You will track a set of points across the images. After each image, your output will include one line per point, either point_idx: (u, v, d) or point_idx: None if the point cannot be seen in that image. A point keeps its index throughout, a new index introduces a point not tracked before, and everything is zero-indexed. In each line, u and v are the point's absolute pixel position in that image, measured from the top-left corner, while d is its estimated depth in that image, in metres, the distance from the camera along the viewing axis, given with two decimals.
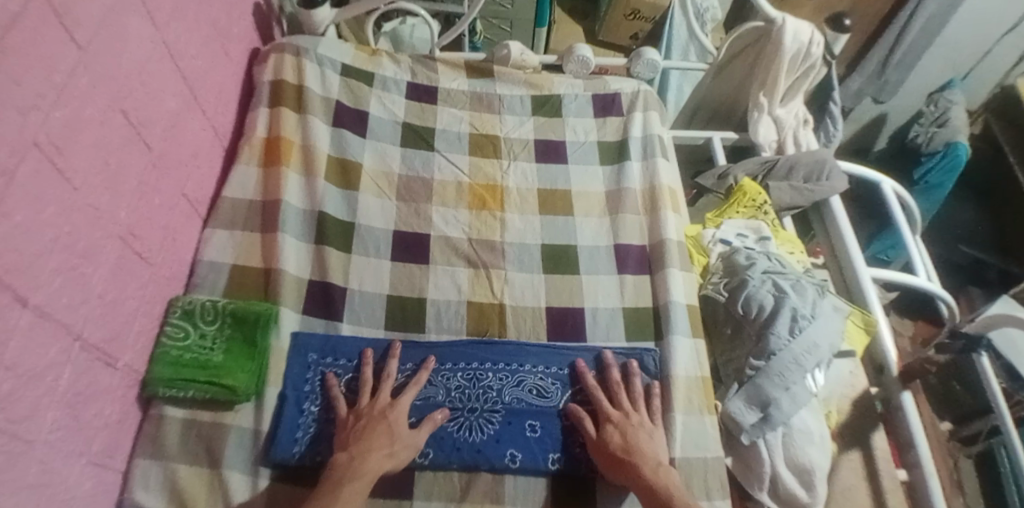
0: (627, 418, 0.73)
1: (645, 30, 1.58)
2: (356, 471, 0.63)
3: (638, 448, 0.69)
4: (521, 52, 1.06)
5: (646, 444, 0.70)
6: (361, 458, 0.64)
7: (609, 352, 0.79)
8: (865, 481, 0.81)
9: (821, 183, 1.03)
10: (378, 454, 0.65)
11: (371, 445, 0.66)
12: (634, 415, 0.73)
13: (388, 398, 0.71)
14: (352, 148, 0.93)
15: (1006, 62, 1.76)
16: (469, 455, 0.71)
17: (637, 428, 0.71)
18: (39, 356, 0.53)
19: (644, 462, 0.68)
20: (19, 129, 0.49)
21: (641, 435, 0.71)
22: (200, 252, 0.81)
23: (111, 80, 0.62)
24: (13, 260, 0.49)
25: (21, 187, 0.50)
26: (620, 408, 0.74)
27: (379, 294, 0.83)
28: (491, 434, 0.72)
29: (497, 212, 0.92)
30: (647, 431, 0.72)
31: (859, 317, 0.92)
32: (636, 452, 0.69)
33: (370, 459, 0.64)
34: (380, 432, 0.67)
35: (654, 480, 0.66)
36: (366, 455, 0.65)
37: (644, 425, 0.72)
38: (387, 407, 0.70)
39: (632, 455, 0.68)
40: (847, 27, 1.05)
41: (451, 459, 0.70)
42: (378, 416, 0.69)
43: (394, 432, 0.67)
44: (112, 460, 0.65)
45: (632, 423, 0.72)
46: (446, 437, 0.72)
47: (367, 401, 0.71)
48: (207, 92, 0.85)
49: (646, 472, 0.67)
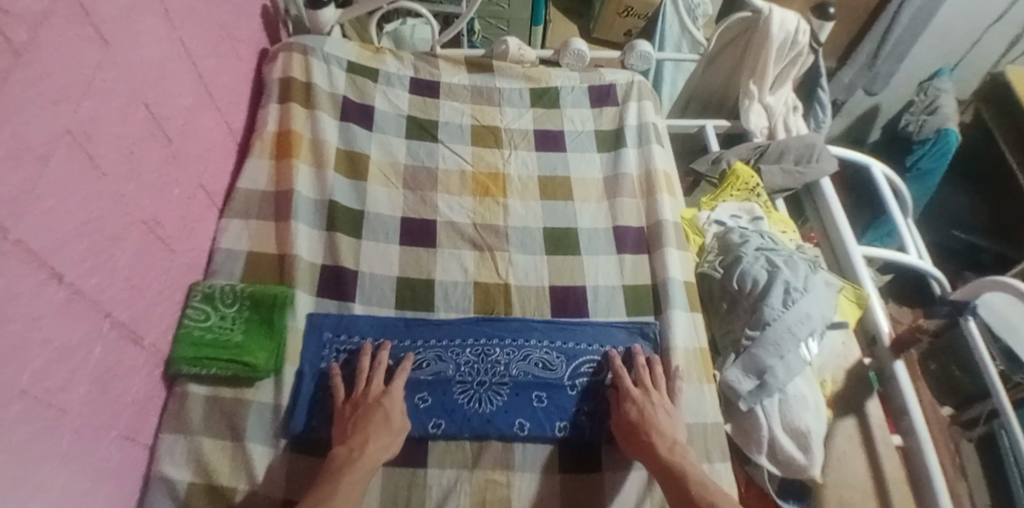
0: (647, 397, 0.75)
1: (638, 27, 1.62)
2: (354, 463, 0.66)
3: (657, 427, 0.72)
4: (519, 47, 1.10)
5: (664, 424, 0.73)
6: (359, 450, 0.67)
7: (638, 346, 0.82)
8: (860, 447, 0.84)
9: (810, 165, 1.07)
10: (376, 446, 0.68)
11: (368, 435, 0.68)
12: (654, 393, 0.76)
13: (382, 387, 0.74)
14: (359, 141, 0.97)
15: (995, 51, 1.81)
16: (479, 425, 0.74)
17: (655, 407, 0.74)
18: (74, 331, 0.56)
19: (660, 441, 0.70)
20: (52, 117, 0.52)
21: (658, 414, 0.73)
22: (217, 241, 0.84)
23: (133, 74, 0.66)
24: (49, 239, 0.52)
25: (55, 171, 0.53)
26: (641, 388, 0.77)
27: (389, 276, 0.86)
28: (500, 405, 0.76)
29: (499, 199, 0.96)
30: (665, 411, 0.75)
31: (851, 292, 0.95)
32: (654, 431, 0.71)
33: (367, 451, 0.67)
34: (375, 422, 0.70)
35: (669, 458, 0.69)
36: (363, 447, 0.67)
37: (664, 404, 0.75)
38: (380, 394, 0.73)
39: (653, 433, 0.71)
40: (832, 15, 1.09)
41: (463, 429, 0.74)
42: (374, 405, 0.72)
43: (389, 422, 0.70)
44: (140, 435, 0.68)
45: (651, 403, 0.74)
46: (457, 409, 0.75)
47: (363, 388, 0.74)
48: (220, 90, 0.89)
49: (661, 449, 0.69)
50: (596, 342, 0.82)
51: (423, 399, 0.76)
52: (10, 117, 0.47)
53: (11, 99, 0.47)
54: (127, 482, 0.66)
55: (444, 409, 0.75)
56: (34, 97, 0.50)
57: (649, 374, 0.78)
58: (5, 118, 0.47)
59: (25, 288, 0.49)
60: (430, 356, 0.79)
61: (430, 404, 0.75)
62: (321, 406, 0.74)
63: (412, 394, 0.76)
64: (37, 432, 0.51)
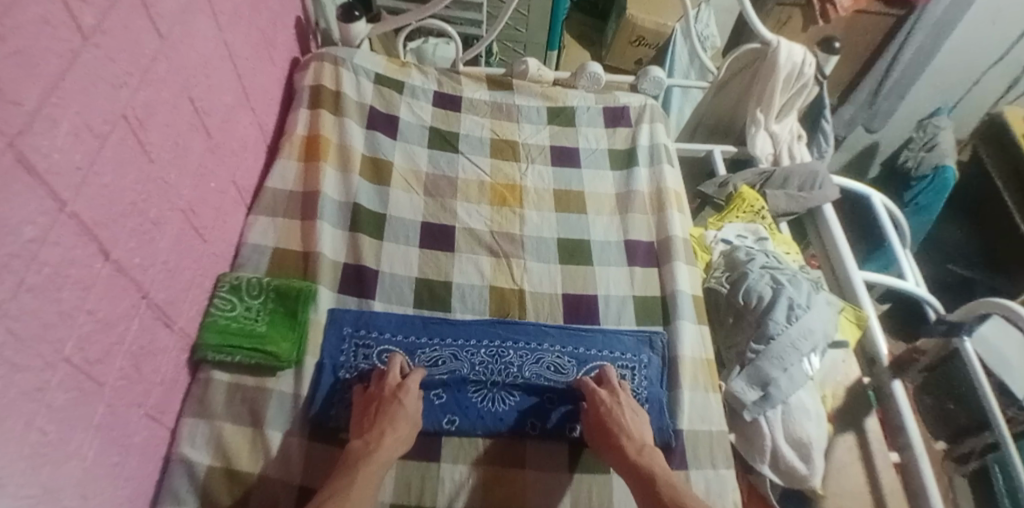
0: (616, 398, 0.77)
1: (648, 55, 1.69)
2: (371, 455, 0.67)
3: (625, 427, 0.74)
4: (538, 67, 1.15)
5: (632, 425, 0.75)
6: (375, 443, 0.69)
7: (610, 367, 0.82)
8: (859, 461, 0.86)
9: (814, 191, 1.12)
10: (392, 439, 0.70)
11: (383, 429, 0.70)
12: (620, 393, 0.78)
13: (398, 381, 0.76)
14: (383, 148, 1.02)
15: (993, 92, 1.91)
16: (492, 423, 0.77)
17: (623, 407, 0.76)
18: (114, 306, 0.59)
19: (629, 443, 0.72)
20: (112, 101, 0.56)
21: (627, 416, 0.75)
22: (244, 236, 0.87)
23: (182, 70, 0.70)
24: (100, 215, 0.55)
25: (111, 152, 0.56)
26: (609, 389, 0.79)
27: (408, 276, 0.90)
28: (512, 405, 0.78)
29: (516, 208, 1.00)
30: (631, 409, 0.77)
31: (852, 312, 0.99)
32: (622, 432, 0.73)
33: (383, 443, 0.69)
34: (390, 415, 0.71)
35: (639, 460, 0.71)
36: (379, 440, 0.69)
37: (630, 403, 0.77)
38: (396, 388, 0.74)
39: (621, 435, 0.73)
40: (837, 49, 1.15)
41: (476, 426, 0.76)
42: (390, 399, 0.73)
43: (405, 415, 0.72)
44: (164, 417, 0.70)
45: (618, 404, 0.76)
46: (470, 407, 0.77)
47: (378, 382, 0.76)
48: (256, 93, 0.94)
49: (629, 452, 0.71)
50: (607, 349, 0.85)
51: (439, 396, 0.78)
52: (76, 97, 0.50)
53: (77, 79, 0.50)
54: (150, 462, 0.67)
55: (458, 406, 0.77)
56: (97, 80, 0.53)
57: (615, 377, 0.80)
58: (72, 98, 0.50)
59: (75, 259, 0.52)
60: (446, 355, 0.81)
61: (444, 400, 0.78)
62: (340, 397, 0.77)
63: (427, 390, 0.78)
64: (75, 399, 0.53)
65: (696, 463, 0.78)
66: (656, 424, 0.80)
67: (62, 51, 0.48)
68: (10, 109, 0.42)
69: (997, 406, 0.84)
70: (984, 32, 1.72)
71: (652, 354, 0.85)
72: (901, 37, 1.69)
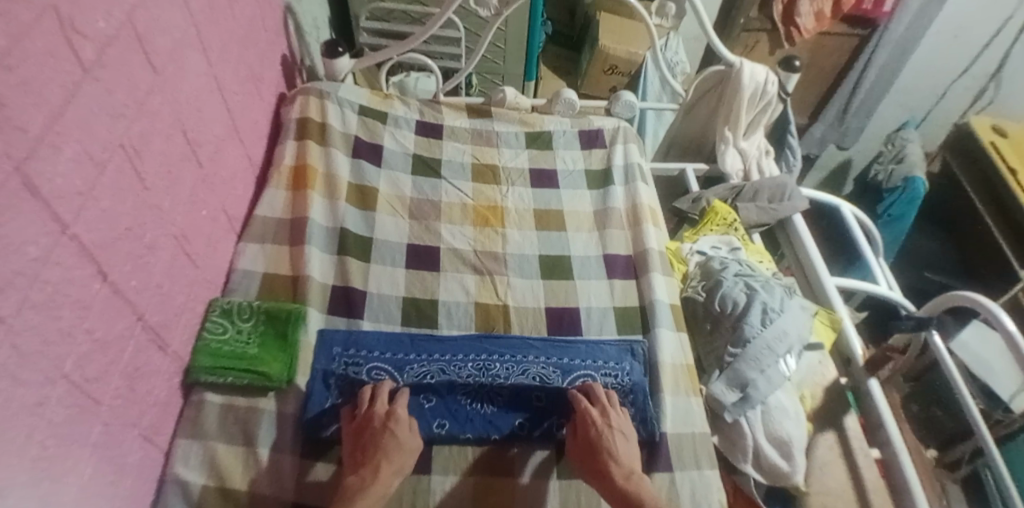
0: (606, 420, 0.78)
1: (622, 83, 1.77)
2: (366, 489, 0.68)
3: (614, 451, 0.75)
4: (515, 95, 1.22)
5: (621, 450, 0.76)
6: (371, 477, 0.69)
7: (599, 385, 0.82)
8: (840, 458, 0.89)
9: (783, 203, 1.18)
10: (388, 472, 0.70)
11: (378, 462, 0.71)
12: (612, 415, 0.79)
13: (388, 409, 0.76)
14: (369, 176, 1.06)
15: (959, 106, 2.01)
16: (482, 426, 0.80)
17: (613, 431, 0.77)
18: (111, 327, 0.61)
19: (617, 468, 0.73)
20: (110, 131, 0.59)
21: (616, 440, 0.76)
22: (235, 262, 0.90)
23: (176, 103, 0.74)
24: (99, 238, 0.58)
25: (109, 178, 0.59)
26: (599, 409, 0.79)
27: (395, 296, 0.93)
28: (500, 406, 0.82)
29: (498, 228, 1.04)
30: (621, 433, 0.77)
31: (825, 316, 1.03)
32: (611, 457, 0.74)
33: (379, 477, 0.69)
34: (385, 448, 0.72)
35: (627, 487, 0.71)
36: (375, 474, 0.69)
37: (620, 426, 0.78)
38: (386, 418, 0.75)
39: (611, 461, 0.74)
40: (796, 68, 1.22)
41: (465, 429, 0.79)
42: (382, 430, 0.73)
43: (398, 444, 0.73)
44: (158, 437, 0.71)
45: (608, 427, 0.77)
46: (460, 409, 0.81)
47: (367, 409, 0.76)
48: (245, 126, 0.98)
49: (617, 478, 0.72)
50: (590, 358, 0.86)
51: (428, 401, 0.81)
52: (77, 126, 0.54)
53: (78, 109, 0.54)
54: (143, 483, 0.68)
55: (448, 411, 0.80)
56: (96, 112, 0.57)
57: (603, 394, 0.81)
58: (73, 127, 0.53)
59: (74, 279, 0.54)
60: (434, 368, 0.82)
61: (434, 404, 0.81)
62: (331, 411, 0.78)
63: (417, 394, 0.81)
64: (72, 414, 0.55)
65: (681, 465, 0.80)
66: (640, 415, 0.83)
67: (64, 83, 0.52)
68: (16, 136, 0.46)
69: (979, 414, 0.87)
70: (943, 47, 1.83)
71: (633, 361, 0.87)
72: (867, 54, 1.79)
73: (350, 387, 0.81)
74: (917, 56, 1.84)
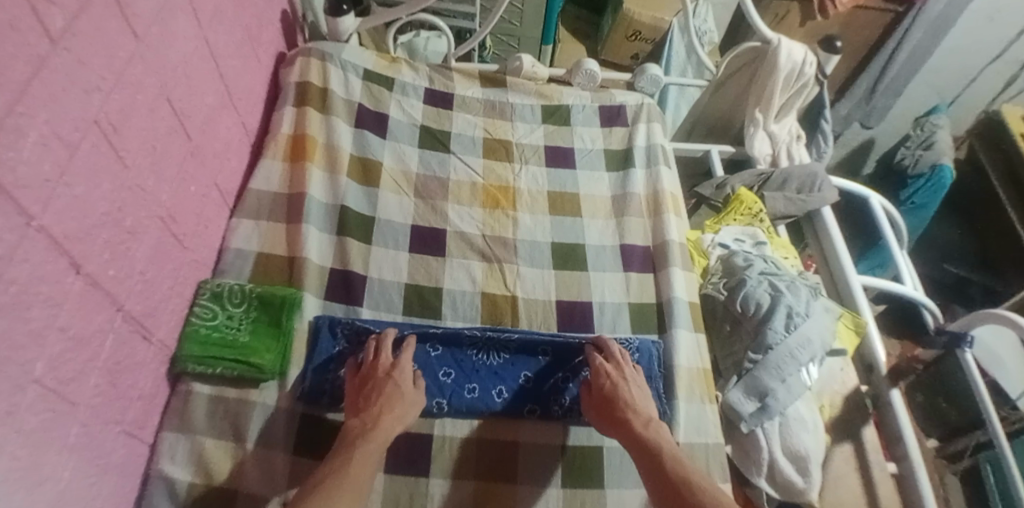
0: (622, 372, 0.75)
1: (645, 51, 1.66)
2: (369, 433, 0.66)
3: (630, 402, 0.72)
4: (533, 64, 1.12)
5: (638, 401, 0.73)
6: (373, 422, 0.68)
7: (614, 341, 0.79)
8: (856, 471, 0.85)
9: (812, 194, 1.10)
10: (391, 416, 0.68)
11: (381, 409, 0.69)
12: (627, 368, 0.76)
13: (392, 361, 0.74)
14: (372, 147, 0.98)
15: (989, 91, 1.88)
16: (488, 376, 0.79)
17: (628, 382, 0.74)
18: (88, 322, 0.57)
19: (636, 418, 0.71)
20: (83, 107, 0.53)
21: (632, 391, 0.74)
22: (227, 240, 0.84)
23: (161, 70, 0.67)
24: (73, 227, 0.53)
25: (82, 161, 0.53)
26: (615, 363, 0.76)
27: (396, 282, 0.87)
28: (506, 359, 0.81)
29: (509, 211, 0.97)
30: (636, 384, 0.75)
31: (850, 319, 0.96)
32: (628, 408, 0.72)
33: (381, 422, 0.67)
34: (387, 395, 0.70)
35: (646, 434, 0.69)
36: (377, 419, 0.68)
37: (636, 378, 0.76)
38: (390, 368, 0.73)
39: (628, 410, 0.72)
40: (838, 48, 1.12)
41: (472, 379, 0.78)
42: (384, 379, 0.72)
43: (399, 393, 0.71)
44: (142, 431, 0.68)
45: (624, 379, 0.75)
46: (466, 360, 0.80)
47: (372, 359, 0.74)
48: (240, 92, 0.90)
49: (637, 426, 0.70)
50: None
51: (434, 348, 0.80)
52: (44, 103, 0.48)
53: (45, 86, 0.48)
54: (127, 479, 0.66)
55: (454, 359, 0.80)
56: (67, 86, 0.50)
57: (618, 350, 0.78)
58: (40, 106, 0.47)
59: (44, 275, 0.50)
60: (435, 335, 0.80)
61: (441, 353, 0.80)
62: (338, 357, 0.78)
63: (424, 342, 0.80)
64: (46, 418, 0.51)
65: None
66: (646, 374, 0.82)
67: (29, 57, 0.46)
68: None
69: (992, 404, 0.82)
70: (977, 32, 1.70)
71: (650, 360, 0.83)
72: (900, 32, 1.65)
73: (355, 335, 0.80)
74: (949, 37, 1.70)
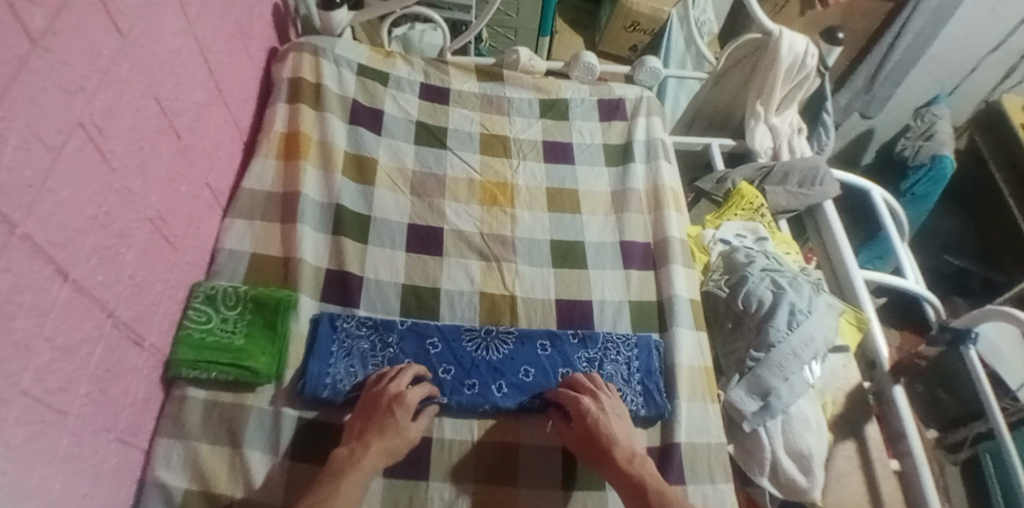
0: (600, 403, 0.74)
1: (643, 42, 1.63)
2: (355, 465, 0.65)
3: (614, 435, 0.71)
4: (531, 57, 1.10)
5: (619, 432, 0.72)
6: (361, 453, 0.66)
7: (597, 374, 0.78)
8: (859, 469, 0.85)
9: (814, 188, 1.08)
10: (378, 450, 0.67)
11: (370, 439, 0.68)
12: (604, 400, 0.74)
13: (399, 388, 0.71)
14: (367, 144, 0.97)
15: (991, 80, 1.85)
16: (487, 371, 0.78)
17: (608, 414, 0.73)
18: (76, 330, 0.56)
19: (620, 451, 0.70)
20: (67, 109, 0.51)
21: (612, 422, 0.73)
22: (220, 241, 0.83)
23: (148, 69, 0.65)
24: (57, 233, 0.52)
25: (66, 165, 0.52)
26: (592, 396, 0.74)
27: (394, 282, 0.86)
28: (506, 353, 0.80)
29: (507, 209, 0.96)
30: (616, 414, 0.74)
31: (853, 315, 0.96)
32: (611, 440, 0.71)
33: (368, 453, 0.66)
34: (382, 428, 0.68)
35: (631, 470, 0.68)
36: (365, 450, 0.67)
37: (614, 407, 0.74)
38: (393, 400, 0.70)
39: (611, 444, 0.71)
40: (840, 40, 1.11)
41: (471, 375, 0.78)
42: (385, 411, 0.69)
43: (397, 427, 0.69)
44: (136, 438, 0.67)
45: (603, 412, 0.73)
46: (465, 356, 0.79)
47: (382, 384, 0.72)
48: (230, 88, 0.89)
49: (620, 461, 0.69)
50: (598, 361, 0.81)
51: (434, 344, 0.79)
52: (26, 106, 0.46)
53: (26, 88, 0.46)
54: (121, 486, 0.65)
55: (453, 355, 0.79)
56: (48, 88, 0.49)
57: (585, 379, 0.77)
58: (21, 109, 0.46)
59: (28, 283, 0.49)
60: (435, 332, 0.80)
61: (440, 349, 0.79)
62: (340, 354, 0.77)
63: (422, 339, 0.80)
64: (35, 430, 0.51)
65: (694, 478, 0.76)
66: (644, 368, 0.82)
67: (8, 58, 0.44)
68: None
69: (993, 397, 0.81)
70: (977, 20, 1.67)
71: (653, 358, 0.83)
72: (899, 22, 1.63)
73: (356, 329, 0.79)
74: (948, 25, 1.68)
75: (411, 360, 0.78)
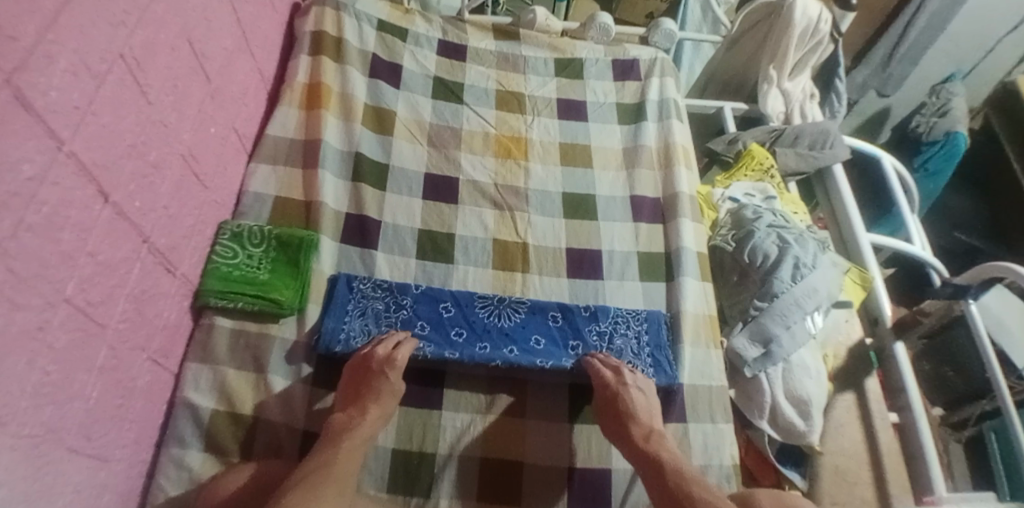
0: (623, 379, 0.76)
1: (660, 9, 1.64)
2: (354, 429, 0.67)
3: (633, 412, 0.73)
4: (546, 16, 1.12)
5: (640, 409, 0.74)
6: (360, 418, 0.69)
7: (601, 358, 0.79)
8: (857, 419, 0.88)
9: (824, 151, 1.09)
10: (376, 414, 0.69)
11: (367, 403, 0.70)
12: (626, 375, 0.77)
13: (388, 352, 0.74)
14: (386, 97, 0.99)
15: (1006, 62, 1.83)
16: (499, 337, 0.80)
17: (629, 388, 0.75)
18: (116, 250, 0.59)
19: (638, 429, 0.72)
20: (110, 39, 0.54)
21: (635, 398, 0.74)
22: (245, 184, 0.87)
23: (182, 10, 0.68)
24: (100, 155, 0.55)
25: (109, 92, 0.55)
26: (615, 371, 0.77)
27: (410, 227, 0.89)
28: (517, 321, 0.82)
29: (521, 161, 0.98)
30: (639, 390, 0.76)
31: (857, 274, 0.97)
32: (630, 417, 0.73)
33: (367, 419, 0.69)
34: (377, 389, 0.71)
35: (647, 447, 0.70)
36: (364, 414, 0.69)
37: (638, 383, 0.76)
38: (385, 361, 0.73)
39: (631, 422, 0.73)
40: (854, 5, 1.12)
41: (483, 339, 0.79)
42: (378, 373, 0.72)
43: (390, 388, 0.72)
44: (167, 360, 0.71)
45: (625, 384, 0.75)
46: (478, 322, 0.81)
47: (369, 349, 0.75)
48: (256, 38, 0.91)
49: (638, 440, 0.71)
50: (607, 333, 0.83)
51: (447, 309, 0.82)
52: (73, 33, 0.49)
53: (75, 15, 0.49)
54: (154, 403, 0.69)
55: (465, 320, 0.81)
56: (94, 18, 0.52)
57: (615, 361, 0.79)
58: (69, 34, 0.49)
59: (73, 199, 0.52)
60: (448, 297, 0.83)
61: (452, 314, 0.81)
62: (354, 314, 0.80)
63: (436, 303, 0.82)
64: (78, 338, 0.54)
65: (695, 417, 0.80)
66: (654, 342, 0.83)
67: None
68: (7, 46, 0.41)
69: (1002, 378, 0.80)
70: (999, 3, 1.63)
71: (664, 333, 0.85)
72: None
73: (372, 290, 0.82)
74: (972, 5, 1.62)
75: (424, 324, 0.80)
